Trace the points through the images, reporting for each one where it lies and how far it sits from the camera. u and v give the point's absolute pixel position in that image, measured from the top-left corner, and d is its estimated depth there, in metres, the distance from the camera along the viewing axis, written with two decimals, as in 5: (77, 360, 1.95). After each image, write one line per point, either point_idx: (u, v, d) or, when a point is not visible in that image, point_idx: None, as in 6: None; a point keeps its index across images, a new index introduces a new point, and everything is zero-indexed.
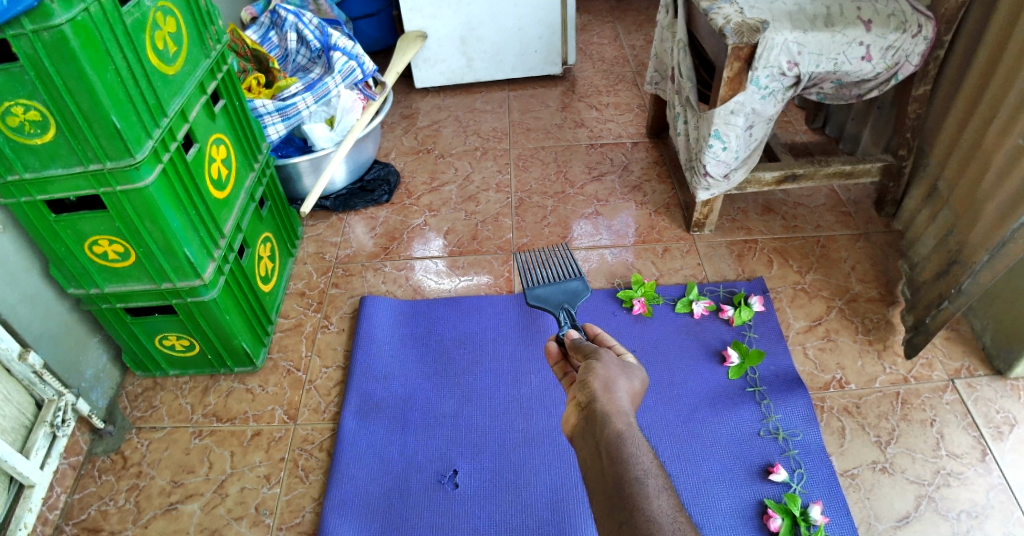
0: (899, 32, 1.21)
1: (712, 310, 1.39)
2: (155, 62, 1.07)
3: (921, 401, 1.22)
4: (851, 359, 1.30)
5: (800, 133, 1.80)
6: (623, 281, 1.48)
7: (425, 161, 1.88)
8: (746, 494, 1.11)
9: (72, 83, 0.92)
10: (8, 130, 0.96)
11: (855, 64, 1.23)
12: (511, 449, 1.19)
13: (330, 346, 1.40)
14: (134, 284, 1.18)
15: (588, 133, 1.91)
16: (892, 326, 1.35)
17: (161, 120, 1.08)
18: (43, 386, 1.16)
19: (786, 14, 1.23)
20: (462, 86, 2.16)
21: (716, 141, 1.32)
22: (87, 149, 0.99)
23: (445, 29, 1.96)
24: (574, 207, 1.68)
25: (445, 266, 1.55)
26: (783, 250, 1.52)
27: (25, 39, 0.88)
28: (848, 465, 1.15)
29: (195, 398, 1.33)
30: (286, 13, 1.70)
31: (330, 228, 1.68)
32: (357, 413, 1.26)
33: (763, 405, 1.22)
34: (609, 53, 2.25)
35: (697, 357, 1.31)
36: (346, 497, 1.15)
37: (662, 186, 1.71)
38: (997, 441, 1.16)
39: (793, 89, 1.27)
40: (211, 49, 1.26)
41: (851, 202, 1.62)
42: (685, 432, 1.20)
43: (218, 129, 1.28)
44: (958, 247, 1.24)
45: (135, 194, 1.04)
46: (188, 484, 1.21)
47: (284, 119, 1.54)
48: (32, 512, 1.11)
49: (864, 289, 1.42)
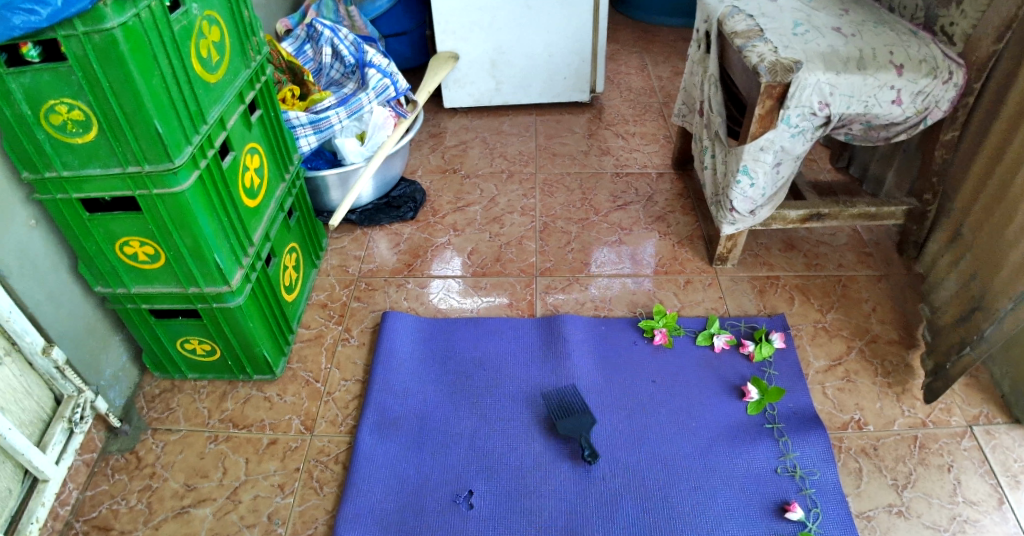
0: (929, 77, 1.23)
1: (733, 344, 1.39)
2: (199, 70, 1.09)
3: (939, 445, 1.22)
4: (870, 400, 1.30)
5: (824, 172, 1.82)
6: (645, 310, 1.49)
7: (451, 180, 1.90)
8: (761, 531, 1.10)
9: (118, 86, 0.94)
10: (50, 128, 0.98)
11: (885, 108, 1.24)
12: (526, 473, 1.19)
13: (349, 360, 1.41)
14: (161, 286, 1.19)
15: (614, 161, 1.93)
16: (912, 369, 1.35)
17: (201, 127, 1.10)
18: (64, 382, 1.17)
19: (819, 55, 1.24)
20: (490, 109, 2.19)
21: (743, 175, 1.34)
22: (128, 151, 1.00)
23: (476, 51, 1.99)
24: (598, 233, 1.69)
25: (467, 285, 1.56)
26: (804, 288, 1.52)
27: (76, 41, 0.90)
28: (864, 507, 1.14)
29: (212, 403, 1.34)
30: (323, 28, 1.73)
31: (354, 241, 1.70)
32: (374, 428, 1.26)
33: (781, 442, 1.21)
34: (636, 84, 2.28)
35: (716, 390, 1.31)
36: (360, 511, 1.14)
37: (686, 218, 1.72)
38: (1014, 490, 1.15)
39: (822, 129, 1.29)
40: (251, 59, 1.29)
41: (872, 243, 1.63)
42: (702, 466, 1.19)
43: (253, 138, 1.29)
44: (980, 292, 1.25)
45: (170, 197, 1.06)
46: (201, 489, 1.20)
47: (316, 132, 1.56)
48: (44, 506, 1.11)
49: (884, 330, 1.42)
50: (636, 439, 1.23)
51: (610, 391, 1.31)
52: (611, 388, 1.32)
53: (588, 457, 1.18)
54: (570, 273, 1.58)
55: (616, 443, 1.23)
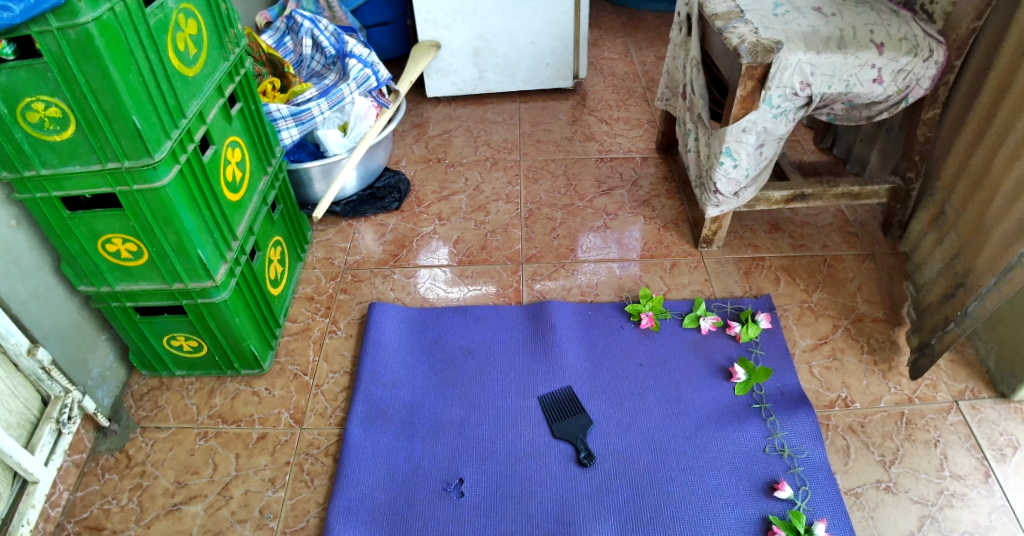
0: (910, 56, 1.23)
1: (720, 326, 1.40)
2: (177, 63, 1.08)
3: (925, 421, 1.23)
4: (857, 378, 1.31)
5: (808, 153, 1.82)
6: (631, 295, 1.49)
7: (435, 169, 1.89)
8: (750, 510, 1.11)
9: (95, 81, 0.93)
10: (28, 126, 0.97)
11: (867, 86, 1.24)
12: (517, 460, 1.19)
13: (337, 352, 1.40)
14: (145, 283, 1.18)
15: (598, 147, 1.93)
16: (898, 346, 1.36)
17: (180, 121, 1.08)
18: (50, 383, 1.16)
19: (801, 35, 1.24)
20: (473, 97, 2.17)
21: (727, 157, 1.33)
22: (107, 147, 0.99)
23: (459, 40, 1.98)
24: (583, 219, 1.69)
25: (454, 274, 1.56)
26: (790, 268, 1.53)
27: (50, 37, 0.88)
28: (852, 484, 1.15)
29: (201, 399, 1.33)
30: (303, 18, 1.71)
31: (339, 233, 1.69)
32: (363, 419, 1.26)
33: (769, 422, 1.22)
34: (619, 69, 2.27)
35: (704, 373, 1.32)
36: (351, 503, 1.14)
37: (671, 202, 1.72)
38: (1000, 463, 1.16)
39: (805, 110, 1.29)
40: (230, 52, 1.27)
41: (857, 223, 1.63)
42: (691, 447, 1.20)
43: (233, 132, 1.28)
44: (964, 270, 1.25)
45: (151, 193, 1.05)
46: (192, 485, 1.20)
47: (298, 124, 1.55)
48: (35, 508, 1.10)
49: (870, 309, 1.43)
50: (626, 424, 1.23)
51: (599, 377, 1.31)
52: (600, 374, 1.32)
53: (585, 459, 1.17)
54: (556, 260, 1.58)
55: (606, 429, 1.23)
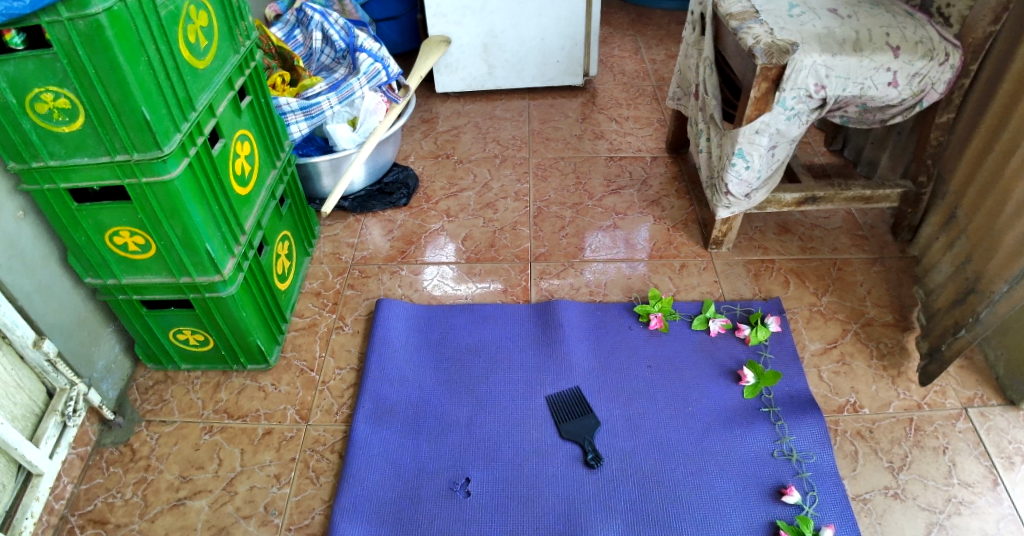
0: (926, 59, 1.22)
1: (728, 328, 1.39)
2: (186, 55, 1.07)
3: (933, 428, 1.22)
4: (865, 384, 1.30)
5: (819, 154, 1.81)
6: (640, 296, 1.48)
7: (444, 165, 1.88)
8: (758, 515, 1.10)
9: (105, 73, 0.92)
10: (36, 116, 0.96)
11: (882, 89, 1.23)
12: (524, 461, 1.19)
13: (343, 348, 1.40)
14: (152, 277, 1.17)
15: (607, 145, 1.92)
16: (907, 352, 1.35)
17: (190, 115, 1.07)
18: (55, 375, 1.15)
19: (815, 36, 1.23)
20: (482, 93, 2.16)
21: (739, 159, 1.32)
22: (116, 140, 0.99)
23: (468, 35, 1.97)
24: (592, 218, 1.68)
25: (461, 272, 1.56)
26: (800, 271, 1.52)
27: (59, 27, 0.87)
28: (860, 490, 1.15)
29: (206, 394, 1.33)
30: (312, 12, 1.71)
31: (346, 229, 1.68)
32: (370, 417, 1.25)
33: (777, 426, 1.21)
34: (629, 67, 2.26)
35: (712, 375, 1.31)
36: (356, 501, 1.14)
37: (680, 202, 1.71)
38: (1009, 471, 1.16)
39: (818, 112, 1.28)
40: (240, 45, 1.26)
41: (867, 226, 1.63)
42: (698, 450, 1.19)
43: (243, 125, 1.27)
44: (975, 276, 1.24)
45: (159, 187, 1.04)
46: (196, 480, 1.20)
47: (307, 118, 1.54)
48: (39, 501, 1.10)
49: (879, 313, 1.42)
50: (632, 426, 1.23)
51: (606, 378, 1.31)
52: (607, 375, 1.31)
53: (591, 460, 1.17)
54: (564, 258, 1.58)
55: (614, 430, 1.23)
